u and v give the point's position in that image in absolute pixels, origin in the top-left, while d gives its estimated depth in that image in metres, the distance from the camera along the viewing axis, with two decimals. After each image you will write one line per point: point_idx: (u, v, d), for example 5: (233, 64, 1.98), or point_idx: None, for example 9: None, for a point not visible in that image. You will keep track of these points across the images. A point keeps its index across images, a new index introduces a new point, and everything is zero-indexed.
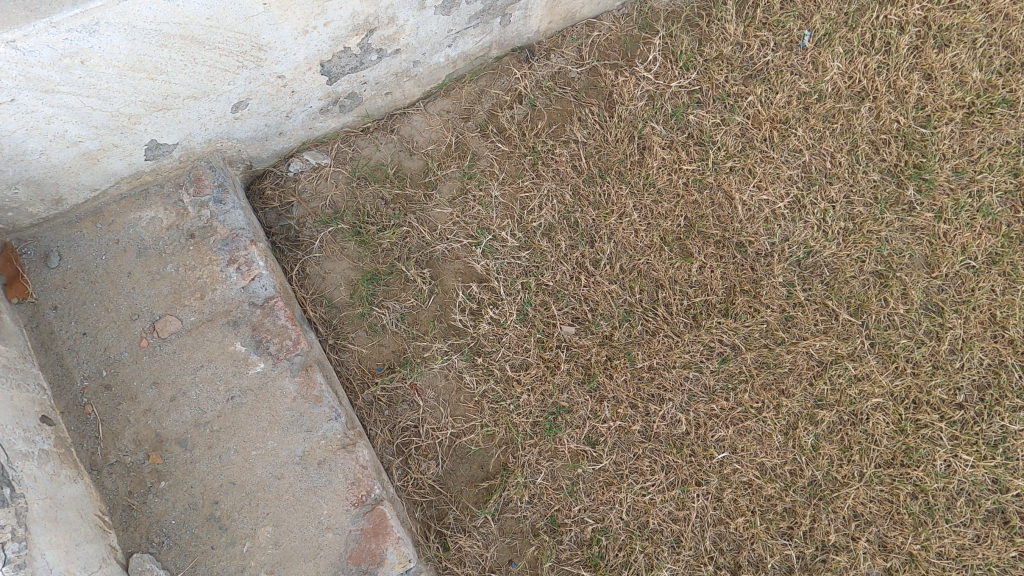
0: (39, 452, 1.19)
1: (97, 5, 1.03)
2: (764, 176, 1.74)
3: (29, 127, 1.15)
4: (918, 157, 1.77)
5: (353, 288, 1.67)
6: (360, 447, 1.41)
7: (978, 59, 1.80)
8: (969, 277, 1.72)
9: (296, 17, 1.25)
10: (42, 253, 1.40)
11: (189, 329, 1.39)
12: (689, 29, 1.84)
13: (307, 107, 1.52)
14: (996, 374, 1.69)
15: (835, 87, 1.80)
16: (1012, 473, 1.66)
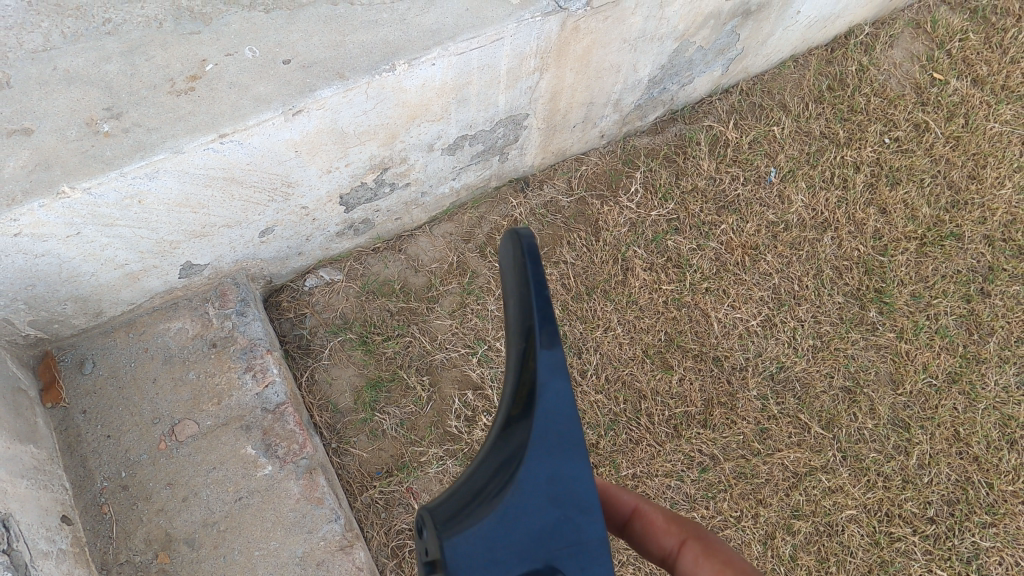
0: (57, 551, 1.27)
1: (160, 157, 1.23)
2: (737, 297, 1.90)
3: (86, 253, 1.32)
4: (879, 282, 1.96)
5: (357, 394, 1.78)
6: (357, 549, 1.49)
7: (927, 196, 2.07)
8: (932, 394, 1.86)
9: (322, 160, 1.45)
10: (77, 360, 1.52)
11: (205, 432, 1.51)
12: (667, 164, 2.07)
13: (326, 231, 1.71)
14: (964, 490, 1.79)
15: (799, 217, 2.02)
16: None
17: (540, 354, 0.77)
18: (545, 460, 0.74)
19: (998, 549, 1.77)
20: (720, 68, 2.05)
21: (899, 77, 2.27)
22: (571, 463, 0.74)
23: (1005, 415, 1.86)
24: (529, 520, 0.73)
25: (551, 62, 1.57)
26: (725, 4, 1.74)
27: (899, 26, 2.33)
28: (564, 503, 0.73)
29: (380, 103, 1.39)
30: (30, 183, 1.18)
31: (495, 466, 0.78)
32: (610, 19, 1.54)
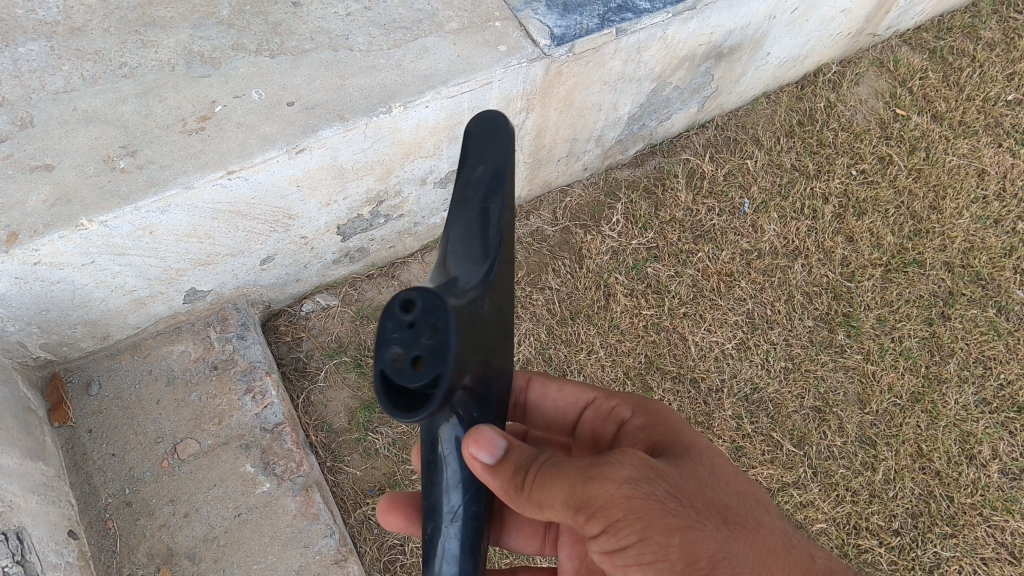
0: (65, 563, 1.34)
1: (172, 192, 1.32)
2: (713, 321, 2.01)
3: (98, 280, 1.40)
4: (846, 307, 2.08)
5: (351, 415, 1.85)
6: (351, 563, 1.56)
7: (891, 226, 2.20)
8: (896, 413, 1.97)
9: (322, 194, 1.56)
10: (84, 382, 1.60)
11: (206, 451, 1.58)
12: (647, 195, 2.18)
13: (323, 259, 1.80)
14: (927, 503, 1.89)
15: (772, 246, 2.14)
16: None
17: (502, 214, 0.90)
18: (495, 288, 0.89)
19: (958, 557, 1.86)
20: (696, 106, 2.18)
21: (865, 113, 2.41)
22: (503, 298, 0.91)
23: (965, 431, 1.97)
24: (489, 328, 0.86)
25: (536, 102, 1.69)
26: (698, 48, 1.87)
27: (864, 65, 2.48)
28: (499, 324, 0.90)
29: (377, 142, 1.50)
30: (51, 217, 1.26)
31: (465, 277, 0.85)
32: (591, 63, 1.66)
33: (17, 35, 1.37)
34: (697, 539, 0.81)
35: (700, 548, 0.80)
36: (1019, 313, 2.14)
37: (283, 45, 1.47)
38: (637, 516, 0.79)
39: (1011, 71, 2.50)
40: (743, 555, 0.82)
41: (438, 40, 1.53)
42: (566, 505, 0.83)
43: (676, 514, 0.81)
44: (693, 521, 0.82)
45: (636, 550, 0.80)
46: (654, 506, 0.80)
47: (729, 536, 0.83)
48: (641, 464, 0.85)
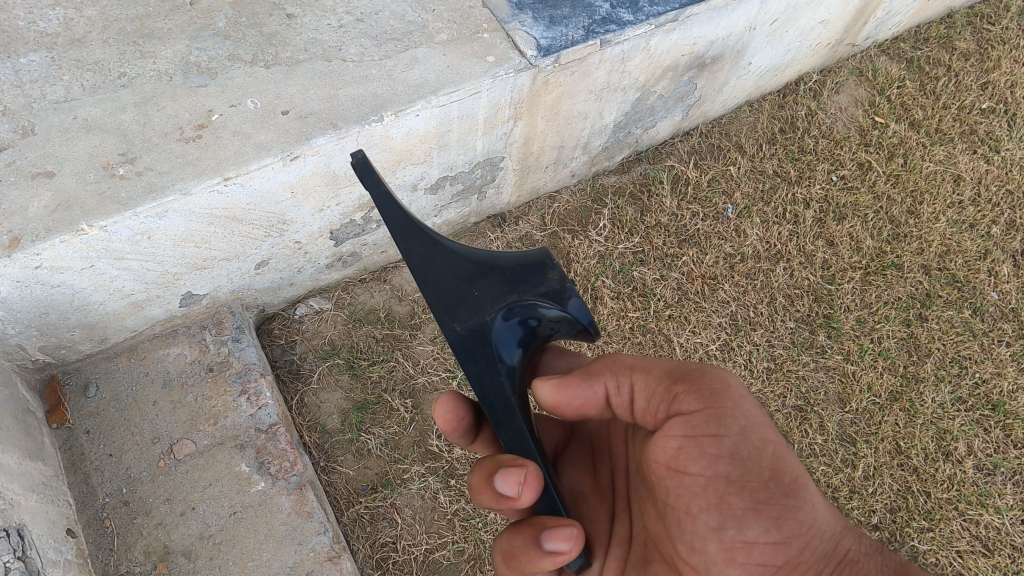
0: (64, 560, 1.37)
1: (170, 199, 1.36)
2: (697, 323, 2.06)
3: (97, 284, 1.44)
4: (827, 309, 2.14)
5: (344, 416, 1.89)
6: (344, 559, 1.60)
7: (870, 230, 2.27)
8: (875, 411, 2.03)
9: (316, 200, 1.60)
10: (82, 384, 1.63)
11: (202, 451, 1.62)
12: (633, 201, 2.24)
13: (316, 263, 1.85)
14: (905, 498, 1.95)
15: (754, 250, 2.20)
16: None
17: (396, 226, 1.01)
18: None
19: (934, 550, 1.91)
20: (680, 114, 2.24)
21: (844, 120, 2.48)
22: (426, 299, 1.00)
23: (941, 428, 2.03)
24: None
25: (524, 111, 1.74)
26: (681, 58, 1.93)
27: (844, 74, 2.55)
28: None
29: (369, 149, 1.55)
30: (52, 222, 1.29)
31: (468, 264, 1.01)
32: (577, 73, 1.72)
33: (19, 46, 1.41)
34: (783, 460, 0.94)
35: (785, 468, 0.93)
36: (994, 314, 2.21)
37: (277, 56, 1.52)
38: (740, 415, 0.94)
39: (985, 80, 2.58)
40: (815, 494, 0.95)
41: (428, 51, 1.59)
42: (669, 377, 0.99)
43: (774, 432, 0.95)
44: (784, 446, 0.95)
45: (733, 442, 0.92)
46: (756, 415, 0.95)
47: (808, 476, 0.96)
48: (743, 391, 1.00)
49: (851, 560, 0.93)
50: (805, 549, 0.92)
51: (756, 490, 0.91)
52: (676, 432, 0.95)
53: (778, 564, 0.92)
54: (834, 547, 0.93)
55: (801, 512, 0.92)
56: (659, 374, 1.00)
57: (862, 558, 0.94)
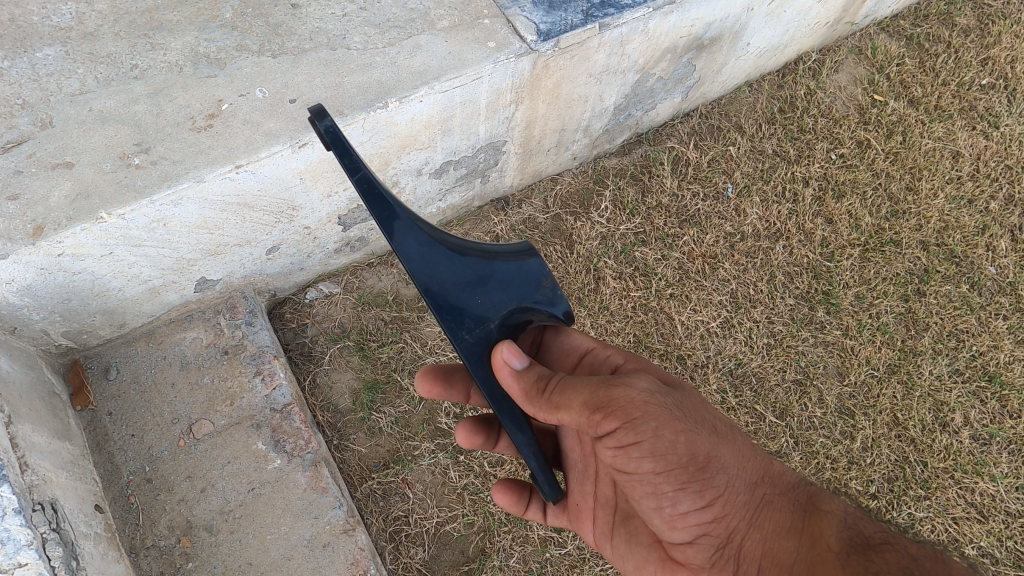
0: (94, 533, 1.44)
1: (184, 186, 1.40)
2: (698, 301, 2.11)
3: (116, 271, 1.49)
4: (826, 285, 2.18)
5: (356, 396, 1.95)
6: (359, 532, 1.67)
7: (869, 207, 2.30)
8: (874, 384, 2.08)
9: (324, 186, 1.65)
10: (103, 368, 1.69)
11: (220, 431, 1.68)
12: (634, 182, 2.28)
13: (325, 248, 1.90)
14: (902, 468, 2.01)
15: (754, 228, 2.23)
16: None
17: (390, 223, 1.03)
18: None
19: (931, 518, 1.97)
20: (680, 95, 2.27)
21: (844, 99, 2.50)
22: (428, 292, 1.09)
23: (939, 400, 2.08)
24: None
25: (525, 95, 1.78)
26: (679, 40, 1.96)
27: (843, 53, 2.56)
28: None
29: (375, 136, 1.59)
30: (73, 211, 1.34)
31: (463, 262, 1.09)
32: (577, 57, 1.75)
33: (35, 41, 1.46)
34: (697, 441, 1.04)
35: (700, 447, 1.04)
36: (991, 288, 2.24)
37: (284, 46, 1.56)
38: (654, 419, 1.00)
39: (985, 55, 2.59)
40: (727, 458, 1.07)
41: (430, 38, 1.62)
42: (586, 405, 1.01)
43: (683, 421, 1.03)
44: (694, 428, 1.04)
45: (651, 445, 1.00)
46: (665, 411, 1.02)
47: (718, 444, 1.08)
48: (652, 386, 1.06)
49: (766, 501, 1.08)
50: (730, 507, 1.06)
51: (681, 475, 1.02)
52: (609, 445, 1.02)
53: (711, 524, 1.06)
54: (752, 493, 1.08)
55: (721, 477, 1.06)
56: (579, 399, 1.01)
57: (775, 496, 1.10)
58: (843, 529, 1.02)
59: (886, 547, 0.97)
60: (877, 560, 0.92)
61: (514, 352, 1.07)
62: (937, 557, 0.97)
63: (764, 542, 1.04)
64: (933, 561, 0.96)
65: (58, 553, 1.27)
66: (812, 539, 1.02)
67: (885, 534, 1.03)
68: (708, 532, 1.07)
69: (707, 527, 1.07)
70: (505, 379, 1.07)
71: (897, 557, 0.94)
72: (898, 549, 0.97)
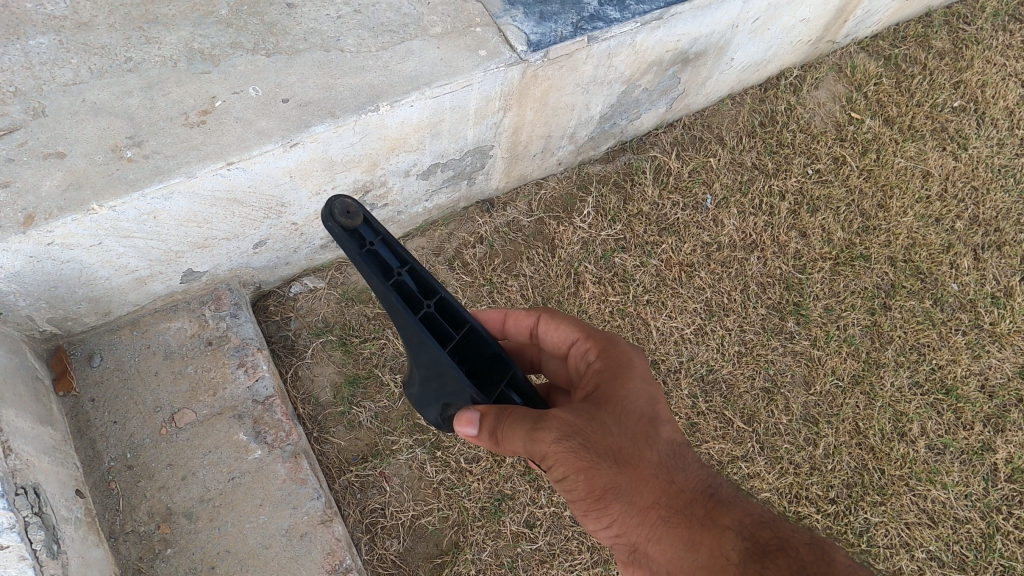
0: (75, 517, 1.47)
1: (175, 181, 1.43)
2: (673, 308, 2.17)
3: (104, 260, 1.51)
4: (797, 296, 2.25)
5: (337, 390, 1.98)
6: (336, 523, 1.72)
7: (841, 222, 2.38)
8: (838, 394, 2.17)
9: (313, 184, 1.68)
10: (86, 354, 1.70)
11: (202, 420, 1.71)
12: (617, 189, 2.33)
13: (311, 244, 1.93)
14: (861, 475, 2.10)
15: (731, 239, 2.30)
16: (873, 557, 2.04)
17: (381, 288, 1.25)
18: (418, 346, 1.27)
19: (885, 523, 2.07)
20: (664, 106, 2.32)
21: (822, 116, 2.58)
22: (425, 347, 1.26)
23: (898, 411, 2.18)
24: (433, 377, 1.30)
25: (513, 102, 1.82)
26: (666, 54, 2.01)
27: (824, 70, 2.64)
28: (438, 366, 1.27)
29: (365, 138, 1.63)
30: (64, 201, 1.36)
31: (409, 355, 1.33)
32: (565, 67, 1.80)
33: (28, 29, 1.47)
34: (594, 478, 1.09)
35: (596, 483, 1.09)
36: (953, 304, 2.33)
37: (278, 45, 1.58)
38: (553, 467, 1.07)
39: (957, 79, 2.68)
40: (631, 483, 1.11)
41: (422, 43, 1.66)
42: (508, 457, 1.11)
43: (583, 460, 1.08)
44: (595, 464, 1.09)
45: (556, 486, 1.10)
46: (564, 459, 1.07)
47: (622, 471, 1.10)
48: (557, 424, 1.10)
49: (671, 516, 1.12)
50: (637, 524, 1.13)
51: (581, 504, 1.13)
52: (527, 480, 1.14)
53: (625, 533, 1.17)
54: (648, 512, 1.11)
55: (621, 504, 1.11)
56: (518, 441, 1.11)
57: (681, 508, 1.12)
58: (738, 543, 1.03)
59: (777, 554, 1.00)
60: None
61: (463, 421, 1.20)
62: (825, 566, 0.98)
63: (670, 551, 1.12)
64: (818, 563, 0.99)
65: (40, 537, 1.30)
66: (711, 554, 1.06)
67: (778, 540, 1.04)
68: (619, 542, 1.18)
69: (623, 534, 1.18)
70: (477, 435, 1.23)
71: (787, 565, 0.99)
72: (788, 556, 1.00)
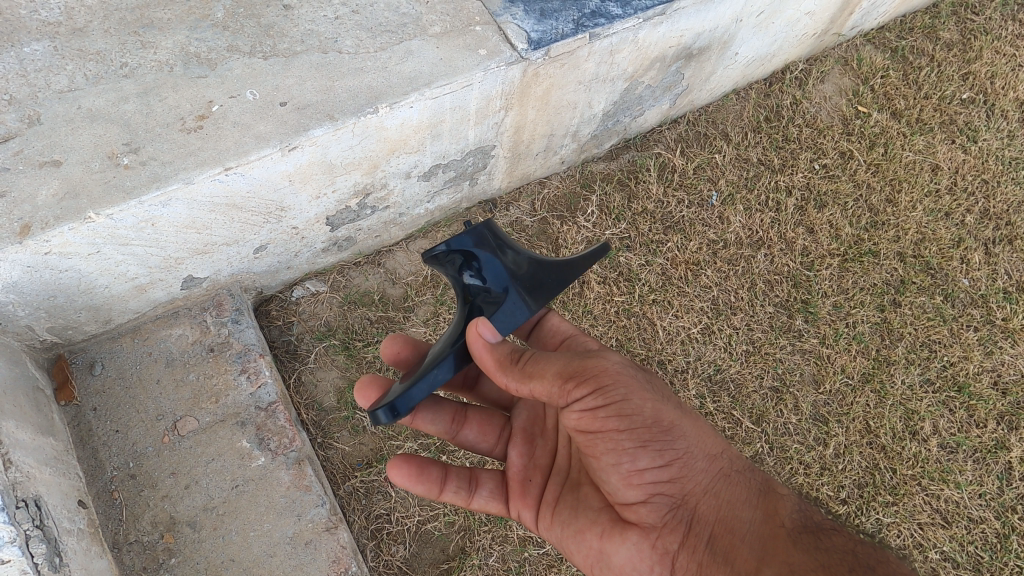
0: (77, 529, 1.45)
1: (173, 187, 1.41)
2: (680, 307, 2.15)
3: (103, 268, 1.50)
4: (805, 294, 2.22)
5: (340, 394, 1.97)
6: (341, 530, 1.70)
7: (849, 218, 2.35)
8: (848, 392, 2.14)
9: (313, 187, 1.66)
10: (87, 363, 1.69)
11: (204, 428, 1.69)
12: (621, 187, 2.30)
13: (312, 248, 1.91)
14: (872, 474, 2.08)
15: (737, 236, 2.27)
16: None
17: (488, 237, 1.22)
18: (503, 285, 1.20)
19: (898, 523, 2.04)
20: (668, 102, 2.29)
21: (828, 109, 2.54)
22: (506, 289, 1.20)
23: (909, 409, 2.15)
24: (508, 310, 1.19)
25: (514, 101, 1.80)
26: (669, 49, 1.98)
27: (829, 63, 2.60)
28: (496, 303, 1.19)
29: (365, 140, 1.60)
30: (61, 211, 1.35)
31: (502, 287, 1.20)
32: (566, 65, 1.77)
33: (22, 35, 1.45)
34: (662, 408, 1.17)
35: (664, 414, 1.17)
36: (964, 300, 2.30)
37: (275, 47, 1.56)
38: (624, 384, 1.15)
39: (966, 70, 2.64)
40: (688, 430, 1.20)
41: (422, 43, 1.63)
42: (560, 373, 1.14)
43: (649, 390, 1.18)
44: (659, 399, 1.19)
45: (619, 406, 1.13)
46: (635, 382, 1.17)
47: (680, 416, 1.20)
48: (622, 360, 1.22)
49: (722, 474, 1.19)
50: (684, 469, 1.16)
51: (643, 433, 1.14)
52: (574, 408, 1.14)
53: (668, 485, 1.15)
54: (711, 464, 1.19)
55: (680, 441, 1.17)
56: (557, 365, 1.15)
57: (730, 471, 1.20)
58: (794, 512, 1.16)
59: (832, 531, 1.13)
60: (825, 538, 1.09)
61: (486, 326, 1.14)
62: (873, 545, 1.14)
63: (719, 507, 1.14)
64: (864, 544, 1.13)
65: (41, 550, 1.29)
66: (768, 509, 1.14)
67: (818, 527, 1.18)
68: (664, 492, 1.15)
69: (663, 487, 1.15)
70: (479, 350, 1.14)
71: (842, 539, 1.11)
72: (841, 532, 1.14)
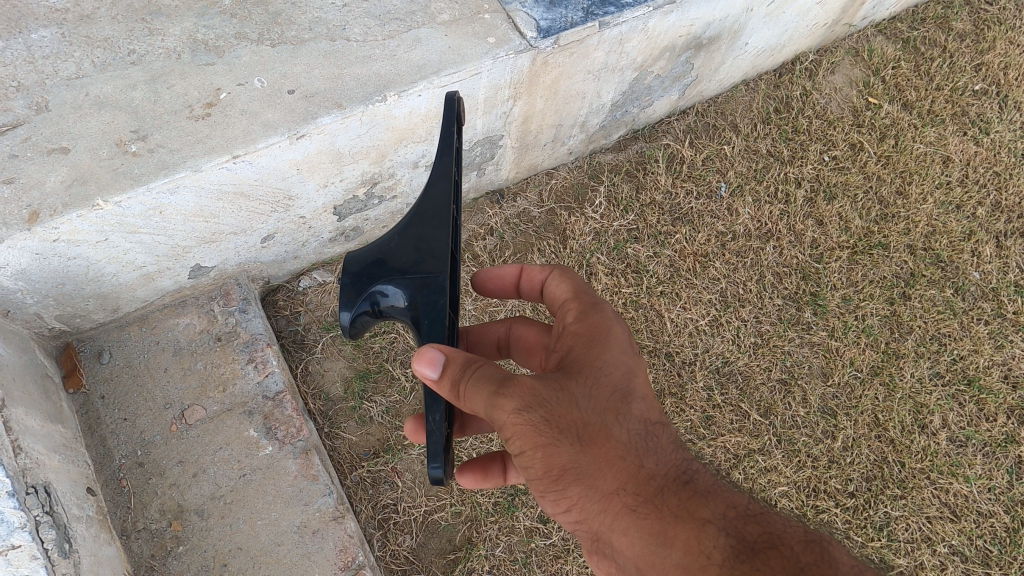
0: (86, 516, 1.46)
1: (181, 175, 1.40)
2: (688, 299, 2.14)
3: (111, 256, 1.49)
4: (813, 286, 2.21)
5: (347, 384, 1.97)
6: (348, 519, 1.70)
7: (859, 210, 2.33)
8: (856, 386, 2.13)
9: (320, 176, 1.65)
10: (95, 351, 1.69)
11: (212, 417, 1.70)
12: (629, 179, 2.29)
13: (320, 238, 1.90)
14: (880, 468, 2.07)
15: (746, 228, 2.26)
16: (894, 552, 2.00)
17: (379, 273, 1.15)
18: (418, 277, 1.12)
19: (906, 516, 2.03)
20: (677, 93, 2.27)
21: (838, 101, 2.52)
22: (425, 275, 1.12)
23: (918, 402, 2.13)
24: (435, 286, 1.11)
25: (523, 91, 1.79)
26: (678, 39, 1.96)
27: (840, 54, 2.57)
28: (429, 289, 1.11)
29: (372, 129, 1.60)
30: (69, 197, 1.34)
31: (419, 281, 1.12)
32: (575, 54, 1.76)
33: (31, 22, 1.44)
34: (554, 454, 0.99)
35: (554, 461, 0.99)
36: (974, 293, 2.28)
37: (283, 35, 1.55)
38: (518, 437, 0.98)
39: (978, 62, 2.61)
40: (589, 466, 1.00)
41: (430, 31, 1.62)
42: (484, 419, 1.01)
43: (542, 434, 0.98)
44: (553, 440, 0.99)
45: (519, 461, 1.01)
46: (527, 431, 0.98)
47: (581, 450, 1.00)
48: (525, 390, 1.00)
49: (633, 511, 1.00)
50: (589, 513, 1.02)
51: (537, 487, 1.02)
52: None
53: (580, 525, 1.06)
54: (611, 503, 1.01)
55: (575, 487, 1.01)
56: (481, 406, 0.99)
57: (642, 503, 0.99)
58: (721, 540, 0.93)
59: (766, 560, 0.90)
60: None
61: (423, 362, 1.01)
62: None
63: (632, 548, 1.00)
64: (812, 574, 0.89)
65: (51, 536, 1.29)
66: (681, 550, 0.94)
67: (768, 537, 0.95)
68: (580, 531, 1.07)
69: (578, 525, 1.06)
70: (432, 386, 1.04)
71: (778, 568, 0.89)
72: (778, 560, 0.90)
